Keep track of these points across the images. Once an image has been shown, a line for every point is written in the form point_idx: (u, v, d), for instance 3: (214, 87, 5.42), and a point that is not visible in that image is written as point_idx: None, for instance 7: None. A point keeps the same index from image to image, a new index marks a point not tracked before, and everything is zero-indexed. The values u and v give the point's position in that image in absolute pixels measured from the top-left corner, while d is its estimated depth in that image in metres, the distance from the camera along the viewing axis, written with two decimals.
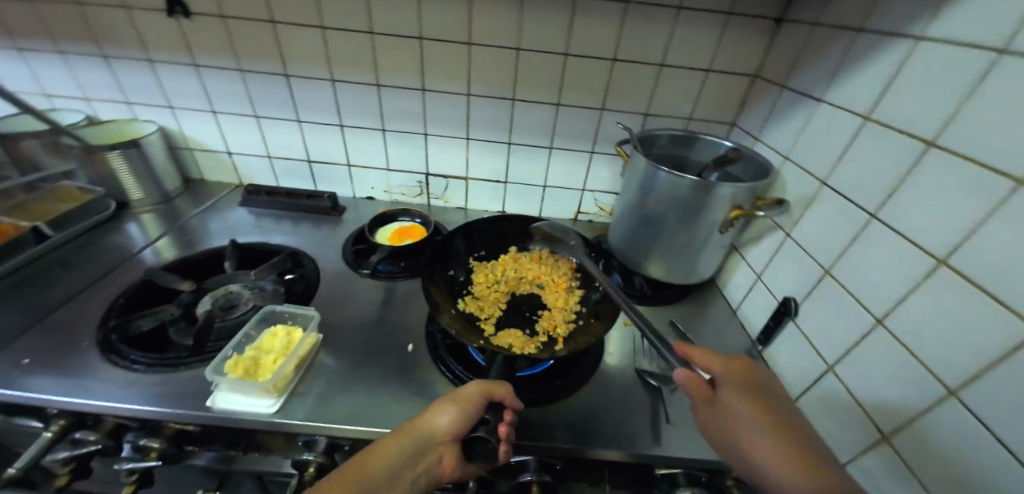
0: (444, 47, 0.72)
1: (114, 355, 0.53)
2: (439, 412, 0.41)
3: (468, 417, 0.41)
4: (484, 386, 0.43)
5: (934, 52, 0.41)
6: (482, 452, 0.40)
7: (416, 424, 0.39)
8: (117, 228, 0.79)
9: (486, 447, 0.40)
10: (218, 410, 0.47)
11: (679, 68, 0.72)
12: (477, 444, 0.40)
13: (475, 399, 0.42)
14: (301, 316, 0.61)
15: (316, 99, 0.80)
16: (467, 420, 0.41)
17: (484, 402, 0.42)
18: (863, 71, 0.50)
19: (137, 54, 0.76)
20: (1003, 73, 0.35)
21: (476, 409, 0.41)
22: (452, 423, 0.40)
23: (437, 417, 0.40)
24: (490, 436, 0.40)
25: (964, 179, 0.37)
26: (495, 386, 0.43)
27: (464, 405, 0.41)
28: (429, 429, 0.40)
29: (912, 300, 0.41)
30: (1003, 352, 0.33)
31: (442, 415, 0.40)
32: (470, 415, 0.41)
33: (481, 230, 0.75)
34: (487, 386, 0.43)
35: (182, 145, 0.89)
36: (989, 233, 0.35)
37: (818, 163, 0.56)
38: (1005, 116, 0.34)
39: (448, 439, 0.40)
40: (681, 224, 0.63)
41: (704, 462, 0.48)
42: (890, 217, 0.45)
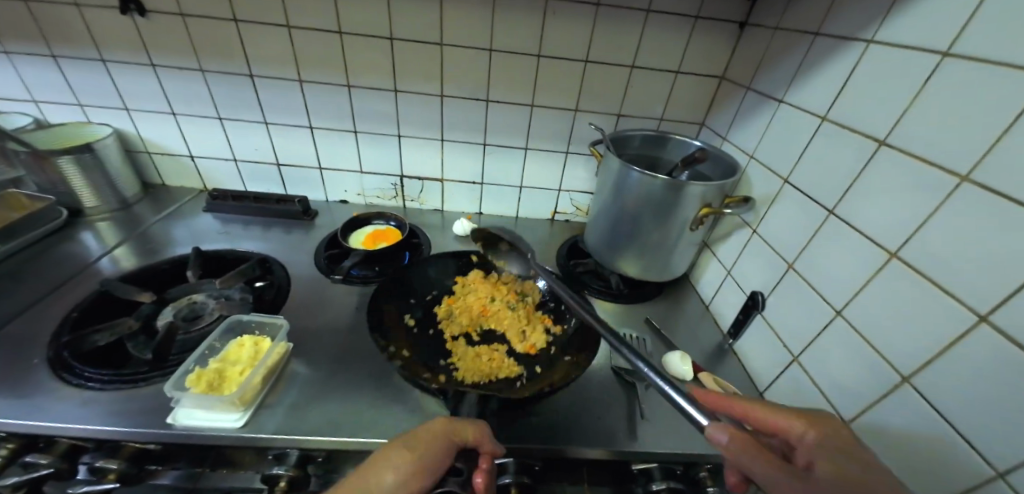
0: (416, 46, 0.71)
1: (66, 372, 0.50)
2: (389, 467, 0.36)
3: (428, 463, 0.38)
4: (450, 425, 0.40)
5: (883, 55, 0.43)
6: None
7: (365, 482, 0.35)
8: (71, 237, 0.75)
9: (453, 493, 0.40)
10: (180, 427, 0.45)
11: (649, 70, 0.74)
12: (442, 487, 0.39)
13: (435, 450, 0.38)
14: (269, 324, 0.58)
15: (285, 100, 0.77)
16: (428, 458, 0.38)
17: (452, 444, 0.40)
18: (820, 73, 0.52)
19: (90, 54, 0.72)
20: (947, 74, 0.37)
21: (437, 462, 0.38)
22: (409, 480, 0.36)
23: (386, 473, 0.36)
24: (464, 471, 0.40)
25: (913, 175, 0.39)
26: (465, 427, 0.41)
27: (423, 457, 0.37)
28: (386, 459, 0.37)
29: (868, 293, 0.43)
30: (950, 339, 0.35)
31: (391, 472, 0.36)
32: (432, 470, 0.38)
33: (456, 242, 0.75)
34: (451, 429, 0.40)
35: (141, 149, 0.84)
36: (934, 228, 0.37)
37: (781, 162, 0.58)
38: (948, 115, 0.36)
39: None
40: (654, 222, 0.64)
41: (678, 455, 0.49)
42: (846, 212, 0.47)
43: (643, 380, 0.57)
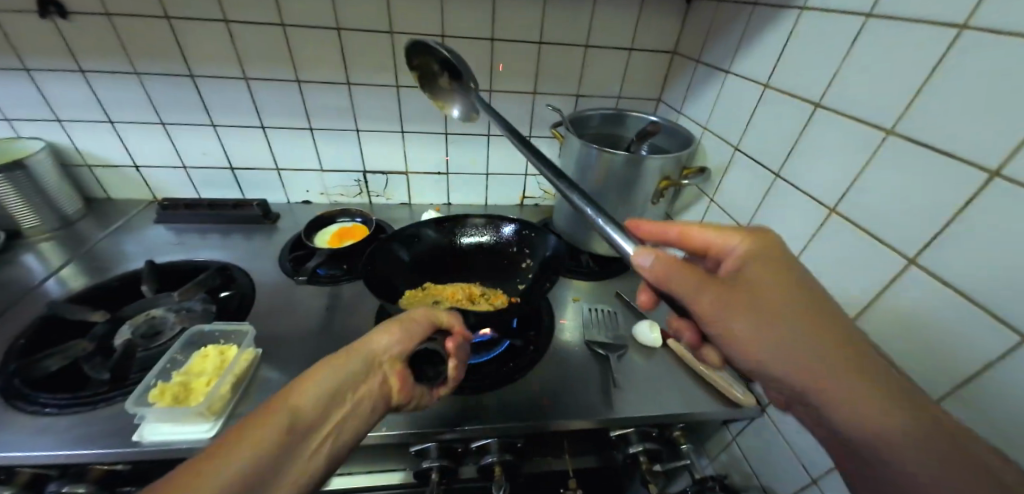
0: (365, 36, 0.69)
1: (18, 401, 0.47)
2: (381, 333, 0.39)
3: (414, 340, 0.41)
4: (429, 312, 0.44)
5: (815, 21, 0.45)
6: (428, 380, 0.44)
7: (358, 346, 0.37)
8: (11, 261, 0.70)
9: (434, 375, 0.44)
10: (149, 444, 0.43)
11: (603, 49, 0.74)
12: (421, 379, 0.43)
13: (422, 322, 0.42)
14: (235, 333, 0.57)
15: (232, 101, 0.74)
16: (412, 338, 0.41)
17: (428, 325, 0.43)
18: (760, 42, 0.54)
19: (10, 62, 0.67)
20: (871, 35, 0.39)
21: (420, 330, 0.42)
22: (393, 343, 0.39)
23: (377, 338, 0.39)
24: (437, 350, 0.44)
25: (846, 134, 0.42)
26: (438, 314, 0.44)
27: (409, 326, 0.41)
28: (370, 350, 0.38)
29: (813, 248, 0.46)
30: (886, 283, 0.37)
31: (383, 336, 0.39)
32: (416, 334, 0.41)
33: (424, 231, 0.75)
34: (433, 314, 0.44)
35: (79, 162, 0.79)
36: (866, 182, 0.39)
37: (731, 131, 0.60)
38: (873, 75, 0.39)
39: (389, 358, 0.38)
40: (616, 198, 0.65)
41: (653, 419, 0.51)
42: (791, 174, 0.49)
43: (615, 352, 0.59)
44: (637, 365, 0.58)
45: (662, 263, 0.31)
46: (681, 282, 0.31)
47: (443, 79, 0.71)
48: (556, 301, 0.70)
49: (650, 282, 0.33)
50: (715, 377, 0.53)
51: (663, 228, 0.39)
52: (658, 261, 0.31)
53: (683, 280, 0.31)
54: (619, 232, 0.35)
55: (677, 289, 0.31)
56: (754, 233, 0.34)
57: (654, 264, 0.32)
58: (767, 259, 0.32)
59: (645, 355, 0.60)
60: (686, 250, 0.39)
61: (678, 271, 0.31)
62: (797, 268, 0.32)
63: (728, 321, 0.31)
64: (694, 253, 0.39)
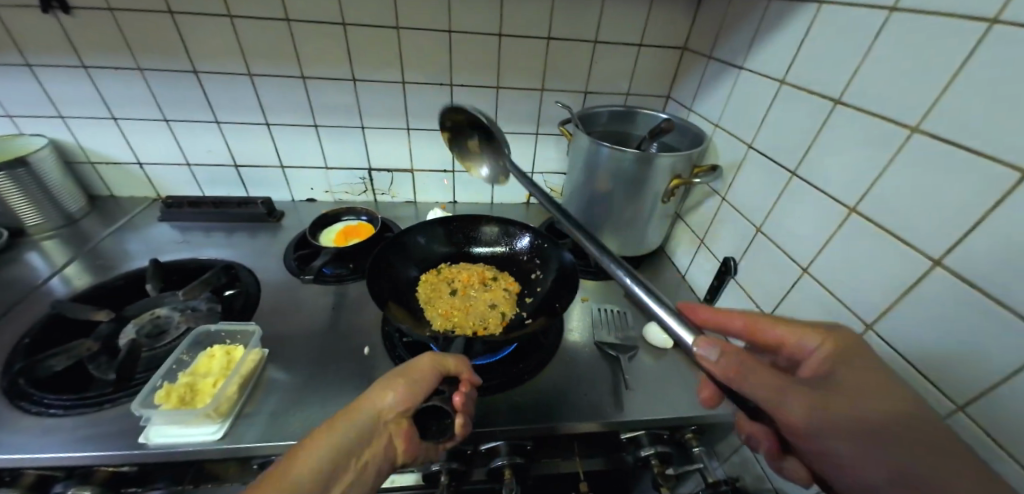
0: (371, 31, 0.68)
1: (22, 401, 0.46)
2: (386, 390, 0.37)
3: (422, 394, 0.38)
4: (436, 358, 0.41)
5: (835, 16, 0.44)
6: (437, 429, 0.41)
7: (360, 405, 0.36)
8: (14, 259, 0.69)
9: (442, 423, 0.42)
10: (155, 446, 0.43)
11: (612, 45, 0.73)
12: (433, 421, 0.42)
13: (427, 373, 0.40)
14: (241, 333, 0.56)
15: (236, 98, 0.73)
16: (416, 393, 0.38)
17: (437, 376, 0.40)
18: (776, 37, 0.53)
19: (12, 58, 0.66)
20: (895, 29, 0.37)
21: (428, 383, 0.39)
22: (400, 401, 0.37)
23: (384, 395, 0.37)
24: (445, 404, 0.40)
25: (867, 131, 0.41)
26: (448, 360, 0.42)
27: (414, 379, 0.38)
28: (376, 409, 0.36)
29: (831, 249, 0.45)
30: (910, 284, 0.36)
31: (389, 393, 0.37)
32: (423, 389, 0.38)
33: (433, 232, 0.74)
34: (438, 359, 0.41)
35: (83, 159, 0.78)
36: (889, 181, 0.38)
37: (744, 129, 0.59)
38: (897, 70, 0.37)
39: (396, 416, 0.37)
40: (626, 197, 0.65)
41: (665, 421, 0.50)
42: (807, 172, 0.48)
43: (626, 353, 0.58)
44: (647, 366, 0.57)
45: (728, 357, 0.30)
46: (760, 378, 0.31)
47: (472, 140, 0.73)
48: None
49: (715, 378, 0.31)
50: None
51: (727, 317, 0.41)
52: (725, 357, 0.30)
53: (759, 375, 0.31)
54: (674, 318, 0.33)
55: (751, 385, 0.30)
56: (827, 330, 0.37)
57: (723, 357, 0.30)
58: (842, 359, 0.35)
59: (655, 356, 0.59)
60: (749, 340, 0.42)
61: (750, 366, 0.30)
62: (864, 352, 0.35)
63: (797, 407, 0.30)
64: (761, 344, 0.41)
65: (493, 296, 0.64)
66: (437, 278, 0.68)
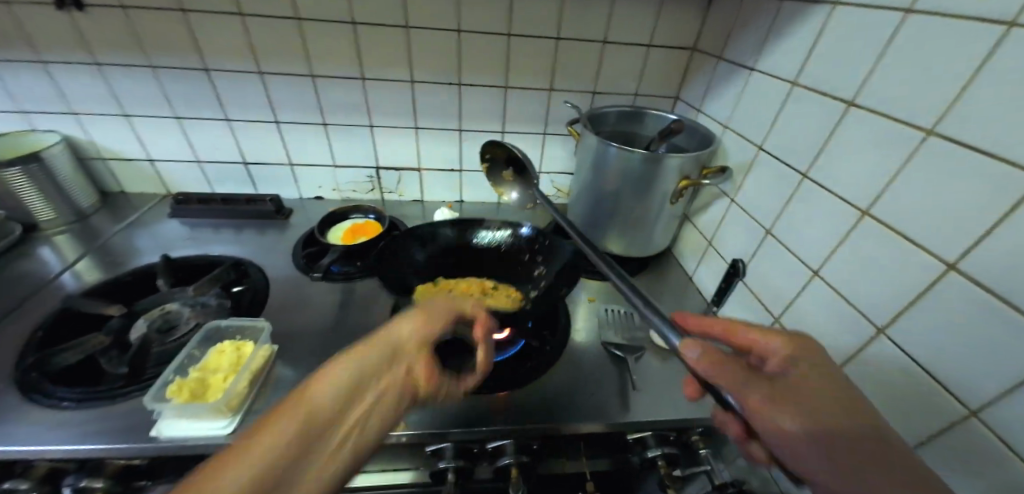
0: (380, 31, 0.68)
1: (36, 394, 0.47)
2: (402, 321, 0.37)
3: (438, 328, 0.38)
4: (452, 301, 0.41)
5: (849, 17, 0.43)
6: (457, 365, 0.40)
7: (377, 336, 0.35)
8: (27, 254, 0.70)
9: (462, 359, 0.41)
10: (165, 440, 0.43)
11: (621, 45, 0.73)
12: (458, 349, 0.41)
13: (443, 312, 0.40)
14: (250, 329, 0.56)
15: (246, 96, 0.73)
16: (434, 327, 0.38)
17: (454, 315, 0.41)
18: (788, 38, 0.52)
19: (27, 56, 0.67)
20: (910, 31, 0.37)
21: (445, 321, 0.39)
22: (417, 330, 0.37)
23: (402, 326, 0.37)
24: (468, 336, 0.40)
25: (880, 134, 0.40)
26: (463, 303, 0.42)
27: (432, 316, 0.39)
28: (393, 339, 0.36)
29: (842, 252, 0.44)
30: (923, 288, 0.36)
31: (406, 324, 0.37)
32: (439, 325, 0.39)
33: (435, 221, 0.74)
34: (456, 303, 0.41)
35: (94, 155, 0.79)
36: (902, 185, 0.38)
37: (754, 130, 0.59)
38: (912, 73, 0.37)
39: (418, 345, 0.36)
40: (634, 197, 0.64)
41: (671, 423, 0.50)
42: (818, 175, 0.48)
43: (632, 353, 0.58)
44: (654, 368, 0.57)
45: (710, 356, 0.32)
46: (727, 374, 0.32)
47: (507, 170, 0.81)
48: (571, 302, 0.69)
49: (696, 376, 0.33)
50: None
51: (708, 323, 0.43)
52: (704, 354, 0.33)
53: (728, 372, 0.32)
54: (666, 325, 0.36)
55: (722, 383, 0.32)
56: (794, 336, 0.37)
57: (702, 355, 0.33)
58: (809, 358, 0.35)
59: (662, 357, 0.59)
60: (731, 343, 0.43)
61: (724, 362, 0.32)
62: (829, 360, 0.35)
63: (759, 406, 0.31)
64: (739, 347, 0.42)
65: (494, 300, 0.64)
66: (434, 287, 0.65)
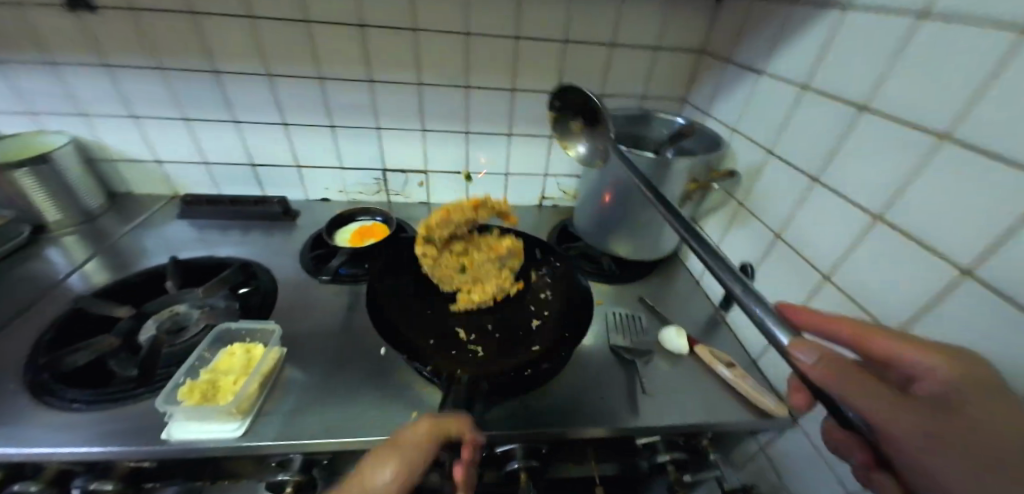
0: (389, 34, 0.68)
1: (47, 395, 0.47)
2: (376, 469, 0.34)
3: (417, 466, 0.36)
4: (436, 425, 0.37)
5: (861, 21, 0.43)
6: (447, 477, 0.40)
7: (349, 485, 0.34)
8: (35, 255, 0.70)
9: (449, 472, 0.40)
10: (176, 442, 0.43)
11: (629, 48, 0.73)
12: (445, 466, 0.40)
13: (421, 446, 0.36)
14: (259, 332, 0.57)
15: (254, 97, 0.74)
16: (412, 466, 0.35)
17: (437, 444, 0.37)
18: (798, 42, 0.52)
19: (38, 58, 0.67)
20: (925, 36, 0.37)
21: (427, 454, 0.36)
22: (394, 480, 0.34)
23: (374, 476, 0.34)
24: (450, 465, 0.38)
25: (894, 139, 0.40)
26: (449, 427, 0.37)
27: (408, 451, 0.35)
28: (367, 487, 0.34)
29: (854, 257, 0.44)
30: (938, 294, 0.36)
31: (380, 473, 0.34)
32: (421, 461, 0.36)
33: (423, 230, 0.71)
34: (437, 427, 0.37)
35: (103, 157, 0.79)
36: (916, 190, 0.38)
37: (764, 133, 0.59)
38: (926, 78, 0.37)
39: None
40: (642, 200, 0.64)
41: (681, 428, 0.50)
42: (830, 179, 0.48)
43: (640, 357, 0.58)
44: (662, 372, 0.57)
45: (828, 362, 0.25)
46: (859, 391, 0.25)
47: (574, 121, 0.69)
48: None
49: (804, 380, 0.26)
50: (745, 386, 0.52)
51: (831, 322, 0.36)
52: (825, 362, 0.25)
53: (868, 392, 0.25)
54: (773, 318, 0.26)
55: (850, 398, 0.26)
56: (948, 351, 0.30)
57: (818, 362, 0.25)
58: (988, 390, 0.28)
59: (671, 361, 0.59)
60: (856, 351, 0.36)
61: (847, 372, 0.25)
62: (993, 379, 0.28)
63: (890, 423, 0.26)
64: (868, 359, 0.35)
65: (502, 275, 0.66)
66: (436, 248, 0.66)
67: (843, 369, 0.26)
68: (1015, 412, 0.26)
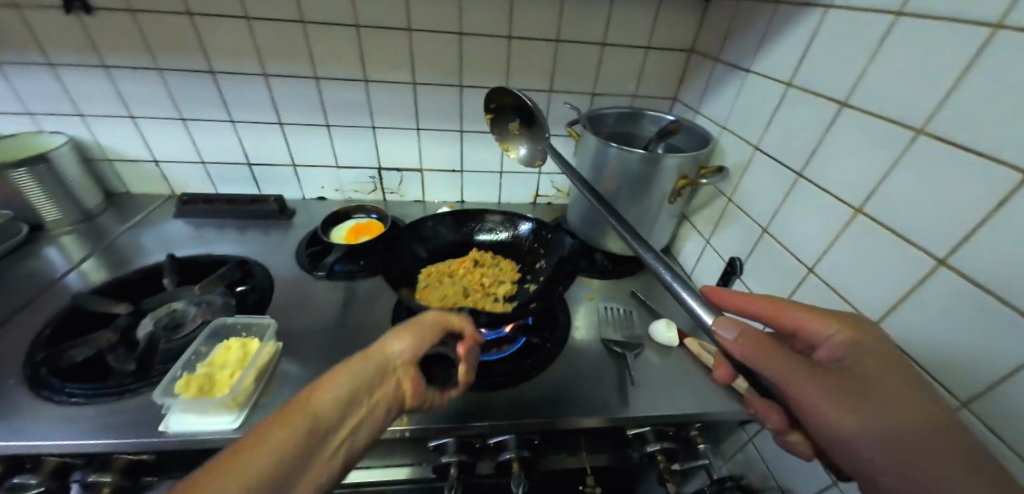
0: (383, 34, 0.69)
1: (45, 389, 0.47)
2: (393, 338, 0.38)
3: (428, 339, 0.41)
4: (440, 315, 0.44)
5: (842, 19, 0.45)
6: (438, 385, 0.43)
7: (367, 352, 0.36)
8: (33, 254, 0.71)
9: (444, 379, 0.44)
10: (173, 434, 0.44)
11: (620, 47, 0.74)
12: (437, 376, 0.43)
13: (431, 324, 0.42)
14: (256, 325, 0.58)
15: (250, 97, 0.74)
16: (423, 343, 0.40)
17: (440, 330, 0.43)
18: (783, 40, 0.53)
19: (36, 58, 0.68)
20: (900, 34, 0.38)
21: (431, 332, 0.41)
22: (407, 347, 0.38)
23: (390, 343, 0.38)
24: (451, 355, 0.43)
25: (873, 134, 0.41)
26: (449, 316, 0.44)
27: (419, 328, 0.40)
28: (384, 354, 0.37)
29: (837, 249, 0.45)
30: (915, 283, 0.37)
31: (397, 341, 0.38)
32: (427, 341, 0.40)
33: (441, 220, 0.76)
34: (443, 315, 0.44)
35: (100, 156, 0.80)
36: (894, 183, 0.39)
37: (751, 130, 0.60)
38: (902, 74, 0.38)
39: (405, 362, 0.38)
40: (633, 197, 0.65)
41: (671, 418, 0.51)
42: (813, 174, 0.49)
43: (631, 350, 0.59)
44: (653, 364, 0.58)
45: (745, 338, 0.31)
46: (768, 359, 0.31)
47: (512, 123, 0.75)
48: (571, 301, 0.70)
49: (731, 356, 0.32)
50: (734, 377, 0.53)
51: (747, 300, 0.40)
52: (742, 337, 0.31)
53: (781, 362, 0.31)
54: (698, 302, 0.34)
55: (764, 365, 0.31)
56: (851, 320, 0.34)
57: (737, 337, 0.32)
58: (871, 346, 0.32)
59: (661, 354, 0.60)
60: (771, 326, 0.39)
61: (761, 346, 0.31)
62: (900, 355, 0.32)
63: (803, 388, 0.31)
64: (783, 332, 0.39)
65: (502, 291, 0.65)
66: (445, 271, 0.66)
67: (755, 343, 0.31)
68: (910, 389, 0.30)
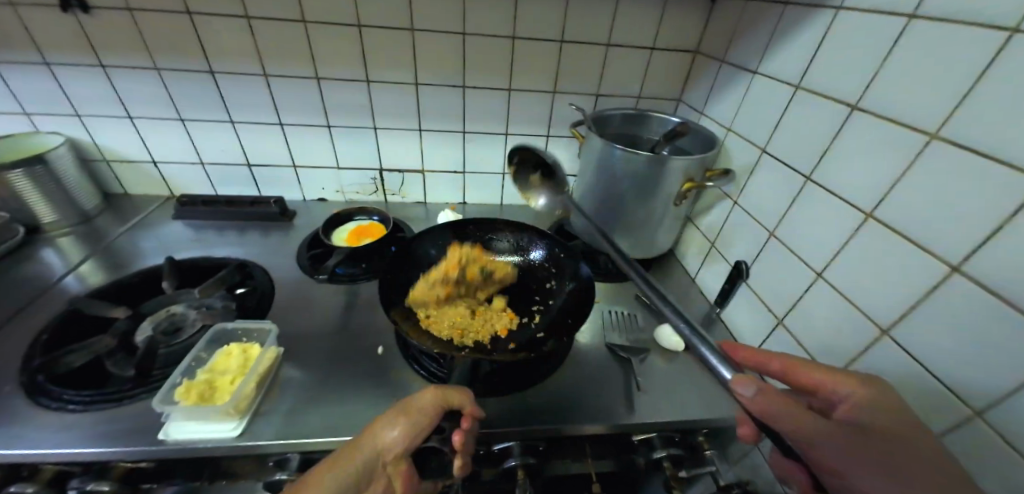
0: (385, 34, 0.68)
1: (43, 396, 0.47)
2: (388, 424, 0.38)
3: (424, 430, 0.38)
4: (440, 392, 0.40)
5: (853, 22, 0.44)
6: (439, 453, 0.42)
7: (364, 440, 0.37)
8: (31, 256, 0.70)
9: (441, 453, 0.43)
10: (174, 442, 0.43)
11: (624, 48, 0.73)
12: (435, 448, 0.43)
13: (428, 409, 0.39)
14: (255, 331, 0.57)
15: (250, 97, 0.73)
16: (420, 428, 0.38)
17: (439, 410, 0.39)
18: (791, 42, 0.53)
19: (32, 58, 0.67)
20: (913, 37, 0.38)
21: (429, 421, 0.39)
22: (402, 438, 0.37)
23: (385, 431, 0.38)
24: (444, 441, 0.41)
25: (884, 138, 0.41)
26: (451, 394, 0.40)
27: (415, 417, 0.38)
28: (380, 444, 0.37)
29: (846, 254, 0.45)
30: (927, 290, 0.37)
31: (391, 428, 0.38)
32: (423, 428, 0.38)
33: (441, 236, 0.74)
34: (442, 396, 0.40)
35: (98, 157, 0.79)
36: (906, 188, 0.38)
37: (758, 132, 0.59)
38: (916, 78, 0.37)
39: (396, 456, 0.37)
40: (638, 199, 0.65)
41: (678, 423, 0.51)
42: (822, 178, 0.48)
43: (636, 355, 0.58)
44: (658, 369, 0.57)
45: (765, 396, 0.31)
46: (787, 414, 0.31)
47: (534, 174, 0.77)
48: None
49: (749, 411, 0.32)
50: None
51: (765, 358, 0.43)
52: (762, 394, 0.31)
53: (797, 415, 0.31)
54: (718, 359, 0.34)
55: (780, 421, 0.31)
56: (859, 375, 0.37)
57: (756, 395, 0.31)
58: (879, 403, 0.35)
59: (666, 358, 0.59)
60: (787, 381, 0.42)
61: (782, 404, 0.31)
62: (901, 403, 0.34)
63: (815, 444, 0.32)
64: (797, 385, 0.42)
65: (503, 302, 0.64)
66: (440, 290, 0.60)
67: (777, 401, 0.31)
68: (898, 423, 0.33)
